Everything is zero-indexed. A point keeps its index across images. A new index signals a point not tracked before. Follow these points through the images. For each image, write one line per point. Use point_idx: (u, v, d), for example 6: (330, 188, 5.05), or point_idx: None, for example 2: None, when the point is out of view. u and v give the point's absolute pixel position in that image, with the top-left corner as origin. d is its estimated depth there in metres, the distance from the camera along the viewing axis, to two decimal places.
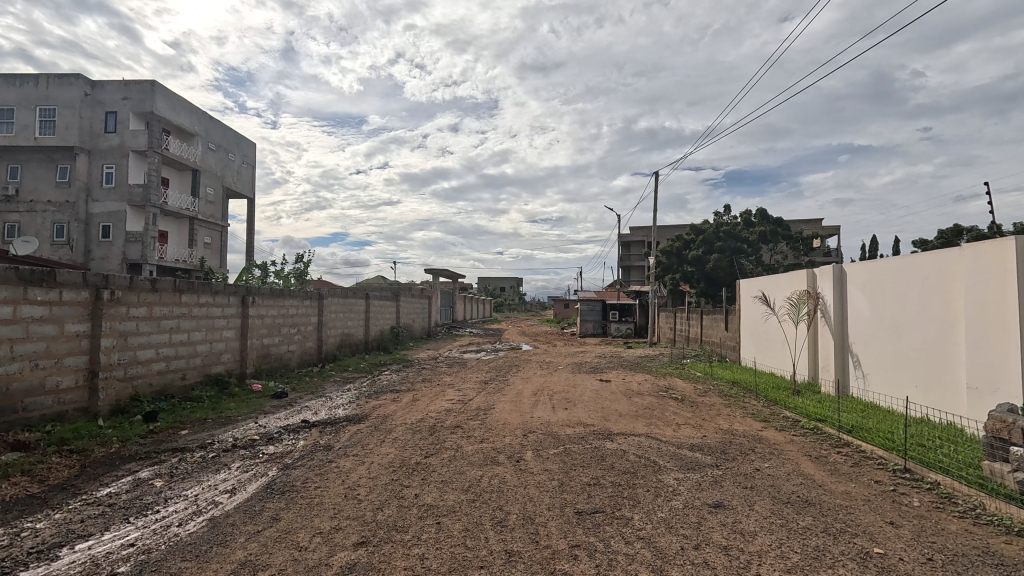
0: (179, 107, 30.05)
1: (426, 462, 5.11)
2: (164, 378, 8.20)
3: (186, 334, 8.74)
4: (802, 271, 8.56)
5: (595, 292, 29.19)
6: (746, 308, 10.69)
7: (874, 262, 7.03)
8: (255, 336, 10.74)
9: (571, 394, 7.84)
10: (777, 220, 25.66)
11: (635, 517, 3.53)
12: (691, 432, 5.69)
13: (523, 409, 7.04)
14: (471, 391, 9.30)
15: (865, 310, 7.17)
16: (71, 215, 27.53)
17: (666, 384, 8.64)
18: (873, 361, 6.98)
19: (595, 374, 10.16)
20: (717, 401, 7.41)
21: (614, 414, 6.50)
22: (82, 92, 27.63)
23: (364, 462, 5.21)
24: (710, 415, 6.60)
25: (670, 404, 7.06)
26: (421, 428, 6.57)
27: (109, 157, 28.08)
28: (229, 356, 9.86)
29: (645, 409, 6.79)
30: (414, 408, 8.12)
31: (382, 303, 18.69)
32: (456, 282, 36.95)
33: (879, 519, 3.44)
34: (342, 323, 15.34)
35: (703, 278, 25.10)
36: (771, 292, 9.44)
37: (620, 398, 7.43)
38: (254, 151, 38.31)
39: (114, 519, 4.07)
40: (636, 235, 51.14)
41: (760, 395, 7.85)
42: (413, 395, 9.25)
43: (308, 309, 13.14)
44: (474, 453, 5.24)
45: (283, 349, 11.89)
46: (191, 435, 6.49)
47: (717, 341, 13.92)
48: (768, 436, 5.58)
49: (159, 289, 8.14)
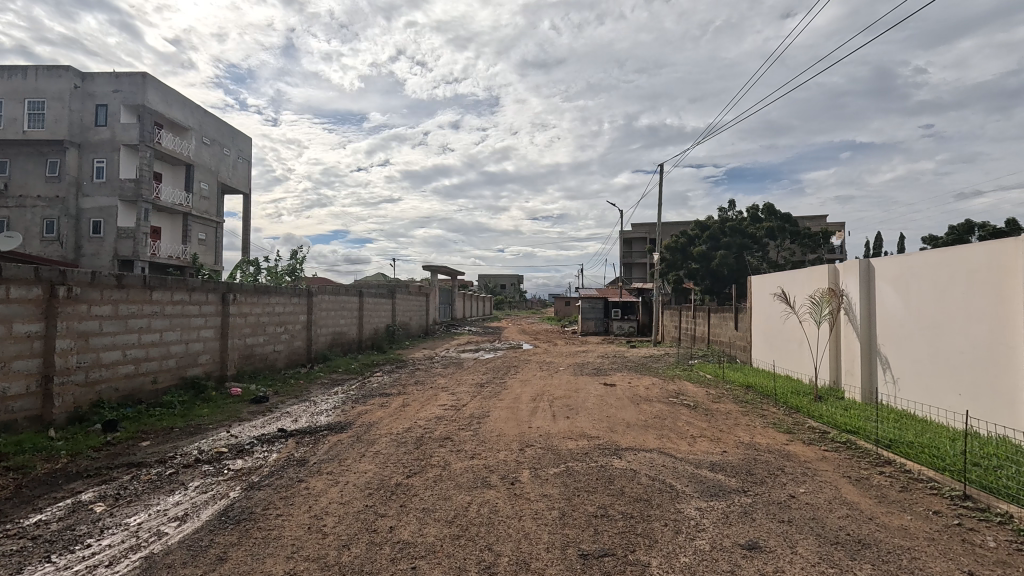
0: (172, 100, 29.37)
1: (408, 483, 4.46)
2: (134, 382, 7.58)
3: (157, 334, 8.09)
4: (823, 266, 7.91)
5: (596, 290, 28.54)
6: (761, 306, 10.08)
7: (910, 255, 6.37)
8: (236, 336, 10.12)
9: (573, 400, 7.21)
10: (785, 215, 24.85)
11: (653, 563, 2.88)
12: (709, 446, 5.05)
13: (521, 418, 6.40)
14: (466, 395, 8.64)
15: (897, 310, 6.51)
16: (61, 211, 26.86)
17: (676, 388, 7.99)
18: (907, 365, 6.33)
19: (599, 377, 9.49)
20: (733, 409, 6.76)
21: (620, 424, 5.87)
22: (71, 84, 26.99)
23: (338, 483, 4.56)
24: (726, 424, 5.95)
25: (682, 413, 6.40)
26: (408, 439, 5.92)
27: (100, 151, 27.43)
28: (208, 357, 9.24)
29: (655, 418, 6.14)
30: (401, 415, 7.46)
31: (377, 301, 18.03)
32: (455, 279, 36.29)
33: (953, 568, 2.80)
34: (334, 321, 14.69)
35: (708, 275, 24.49)
36: (789, 289, 8.81)
37: (627, 405, 6.79)
38: (250, 145, 37.62)
39: (32, 557, 3.43)
40: (638, 232, 50.41)
41: (780, 402, 7.19)
42: (403, 400, 8.61)
43: (295, 307, 12.48)
44: (463, 473, 4.59)
45: (268, 349, 11.26)
46: (152, 448, 5.84)
47: (726, 341, 13.27)
48: (796, 452, 4.94)
49: (125, 286, 7.50)
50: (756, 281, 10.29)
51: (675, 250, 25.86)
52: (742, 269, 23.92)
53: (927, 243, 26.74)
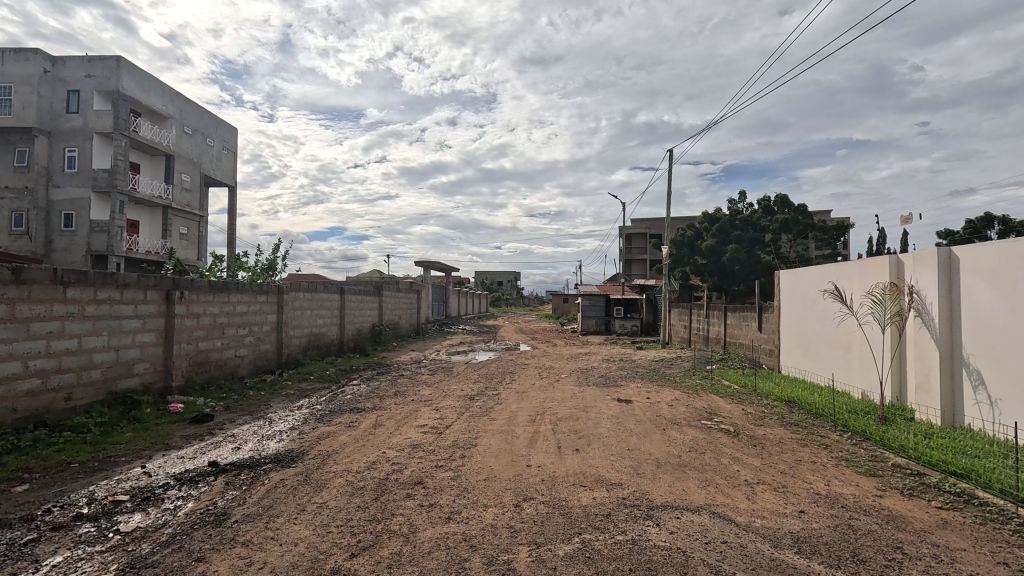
0: (149, 85, 27.65)
1: (348, 569, 3.02)
2: (39, 401, 6.11)
3: (74, 340, 6.64)
4: (885, 257, 6.56)
5: (596, 286, 27.07)
6: (802, 305, 8.72)
7: (1015, 242, 4.94)
8: (185, 341, 8.65)
9: (584, 423, 5.79)
10: (799, 207, 23.41)
11: None
12: (779, 504, 3.63)
13: (517, 452, 4.96)
14: (452, 413, 7.17)
15: (995, 309, 5.11)
16: (30, 202, 25.25)
17: (706, 407, 6.54)
18: (1008, 382, 4.95)
19: (610, 389, 8.03)
20: (786, 436, 5.33)
21: (647, 462, 4.48)
22: (40, 68, 25.33)
23: (249, 568, 3.11)
24: (784, 462, 4.53)
25: (724, 445, 4.95)
26: (366, 483, 4.48)
27: (71, 139, 25.75)
28: (146, 366, 7.79)
29: (690, 453, 4.70)
30: (370, 440, 6.04)
31: (361, 298, 16.53)
32: (450, 276, 34.95)
33: None
34: (311, 321, 13.24)
35: (717, 271, 23.14)
36: (842, 284, 7.41)
37: (651, 431, 5.37)
38: (236, 136, 36.05)
39: None
40: (638, 227, 48.97)
41: (839, 426, 5.77)
42: (375, 419, 7.15)
43: (262, 306, 11.00)
44: (431, 552, 3.15)
45: (228, 355, 9.80)
46: (25, 497, 4.37)
47: (748, 344, 11.84)
48: (899, 511, 3.54)
49: (25, 282, 6.04)
50: (797, 275, 8.95)
51: (681, 244, 24.23)
52: (754, 265, 22.46)
53: (942, 238, 25.44)
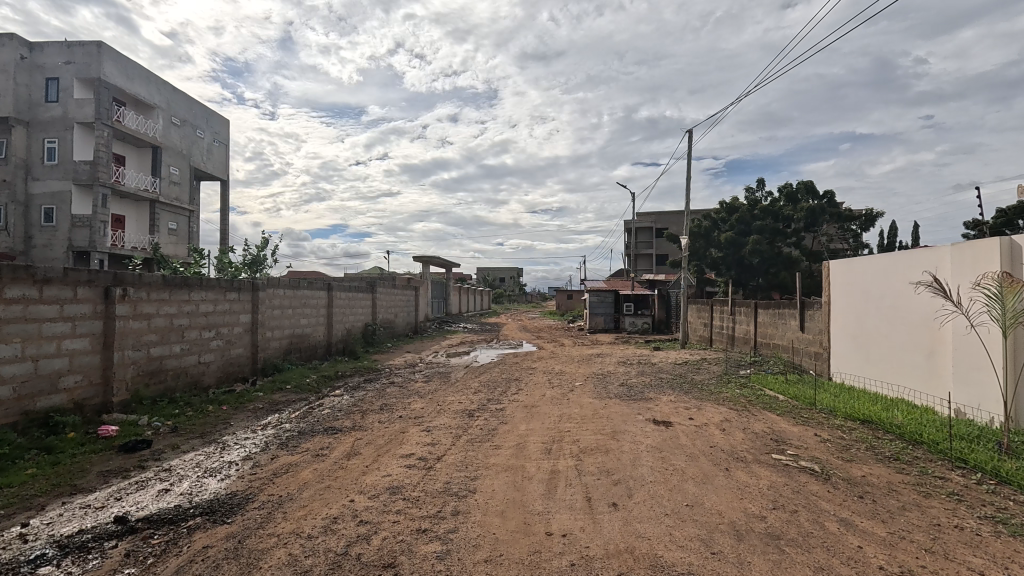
0: (133, 73, 26.22)
1: None
2: None
3: None
4: (996, 240, 5.17)
5: (604, 282, 25.58)
6: (866, 300, 7.33)
7: None
8: (129, 346, 7.26)
9: (617, 461, 4.35)
10: (825, 194, 21.88)
11: None
12: None
13: (532, 513, 3.50)
14: (446, 437, 5.78)
15: None
16: (8, 197, 23.84)
17: (769, 433, 5.13)
18: None
19: (640, 404, 6.62)
20: (895, 480, 3.91)
21: (721, 532, 3.08)
22: (17, 54, 23.92)
23: None
24: (918, 530, 3.12)
25: (822, 499, 3.53)
26: (314, 565, 3.07)
27: (51, 130, 24.36)
28: (78, 378, 6.42)
29: (778, 513, 3.32)
30: (337, 479, 4.65)
31: (351, 296, 15.12)
32: (450, 273, 33.51)
33: None
34: (292, 321, 11.84)
35: (735, 264, 21.74)
36: (931, 273, 6.03)
37: (714, 475, 3.95)
38: (227, 128, 34.64)
39: None
40: (644, 221, 47.42)
41: (956, 460, 4.37)
42: (352, 445, 5.76)
43: (232, 305, 9.64)
44: None
45: (188, 361, 8.45)
46: None
47: (786, 345, 10.40)
48: None
49: None
50: (856, 265, 7.58)
51: (698, 235, 22.74)
52: (776, 257, 21.00)
53: (972, 228, 23.88)
